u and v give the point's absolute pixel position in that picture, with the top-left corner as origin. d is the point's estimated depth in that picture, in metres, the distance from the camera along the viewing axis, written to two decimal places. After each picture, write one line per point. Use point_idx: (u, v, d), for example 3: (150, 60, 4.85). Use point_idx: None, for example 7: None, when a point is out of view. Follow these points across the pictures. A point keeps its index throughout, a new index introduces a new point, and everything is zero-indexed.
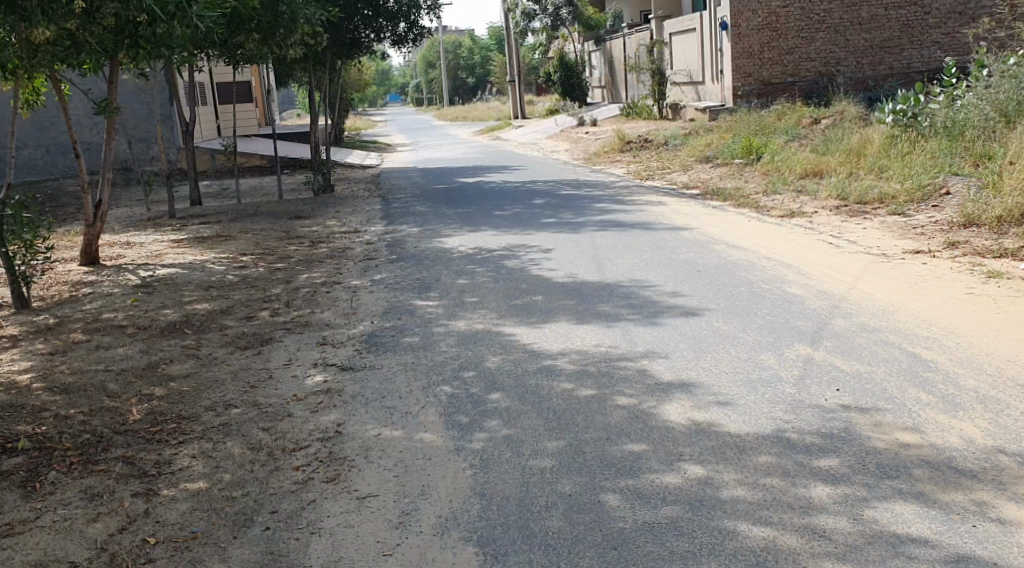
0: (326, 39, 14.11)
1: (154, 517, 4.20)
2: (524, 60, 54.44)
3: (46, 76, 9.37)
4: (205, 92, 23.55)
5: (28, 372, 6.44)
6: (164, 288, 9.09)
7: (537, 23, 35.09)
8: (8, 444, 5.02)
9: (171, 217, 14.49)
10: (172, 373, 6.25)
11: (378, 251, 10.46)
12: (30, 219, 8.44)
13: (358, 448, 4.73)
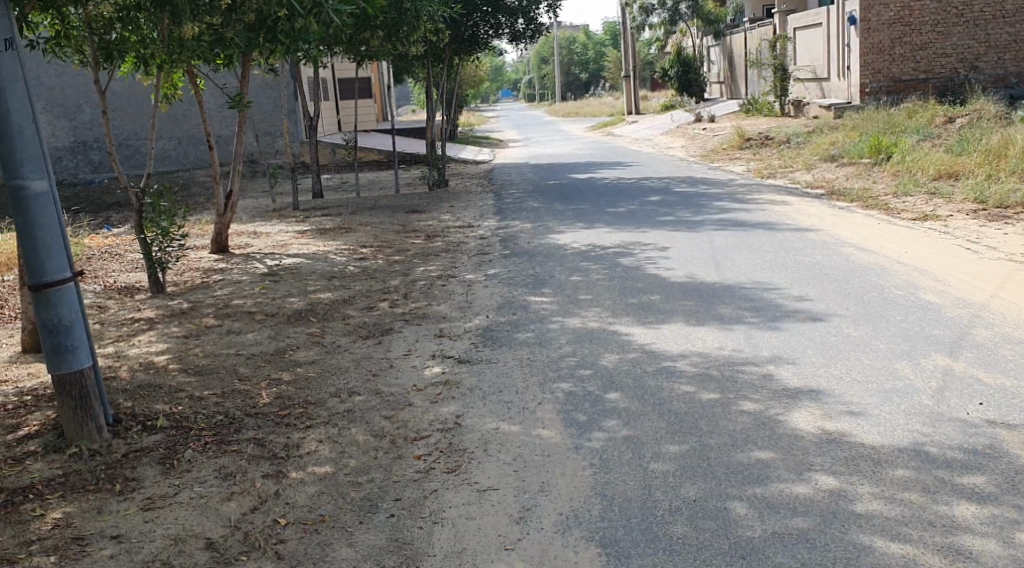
0: (447, 36, 14.24)
1: (284, 499, 4.34)
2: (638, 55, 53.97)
3: (185, 71, 9.71)
4: (327, 88, 24.16)
5: (163, 354, 6.74)
6: (290, 277, 9.38)
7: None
8: (148, 421, 5.26)
9: (294, 208, 14.94)
10: (298, 359, 6.45)
11: (493, 246, 10.55)
12: (168, 208, 8.77)
13: (477, 441, 4.79)
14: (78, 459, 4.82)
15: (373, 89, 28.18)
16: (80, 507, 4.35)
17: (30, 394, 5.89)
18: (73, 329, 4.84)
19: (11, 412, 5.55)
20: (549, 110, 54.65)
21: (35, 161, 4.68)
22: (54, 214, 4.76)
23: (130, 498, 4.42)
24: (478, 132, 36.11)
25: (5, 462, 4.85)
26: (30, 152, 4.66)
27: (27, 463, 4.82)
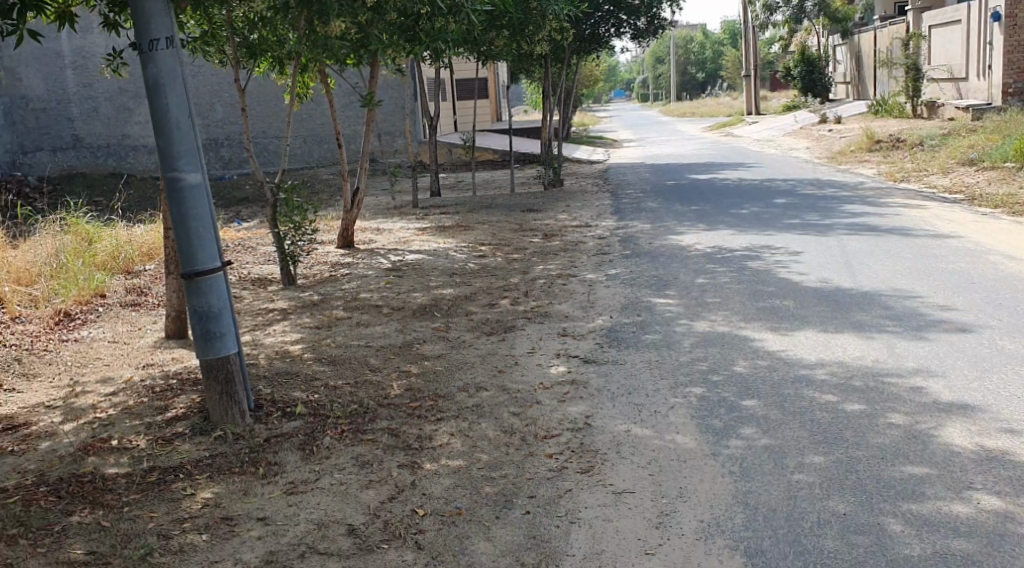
0: (571, 34, 14.17)
1: (421, 489, 4.43)
2: (757, 54, 52.80)
3: (315, 69, 9.93)
4: (447, 87, 24.46)
5: (297, 344, 6.93)
6: (413, 272, 9.53)
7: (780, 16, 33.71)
8: (286, 407, 5.41)
9: (413, 205, 15.18)
10: (425, 352, 6.54)
11: (613, 246, 10.49)
12: (301, 203, 9.02)
13: (610, 442, 4.76)
14: (223, 442, 5.01)
15: (490, 88, 28.33)
16: (226, 488, 4.53)
17: (176, 378, 6.15)
18: (222, 316, 5.03)
19: (159, 394, 5.81)
20: (663, 110, 53.89)
21: (191, 154, 4.89)
22: (207, 205, 4.95)
23: (273, 482, 4.57)
24: (592, 132, 35.93)
25: (155, 441, 5.09)
26: (186, 144, 4.87)
27: (176, 444, 5.04)
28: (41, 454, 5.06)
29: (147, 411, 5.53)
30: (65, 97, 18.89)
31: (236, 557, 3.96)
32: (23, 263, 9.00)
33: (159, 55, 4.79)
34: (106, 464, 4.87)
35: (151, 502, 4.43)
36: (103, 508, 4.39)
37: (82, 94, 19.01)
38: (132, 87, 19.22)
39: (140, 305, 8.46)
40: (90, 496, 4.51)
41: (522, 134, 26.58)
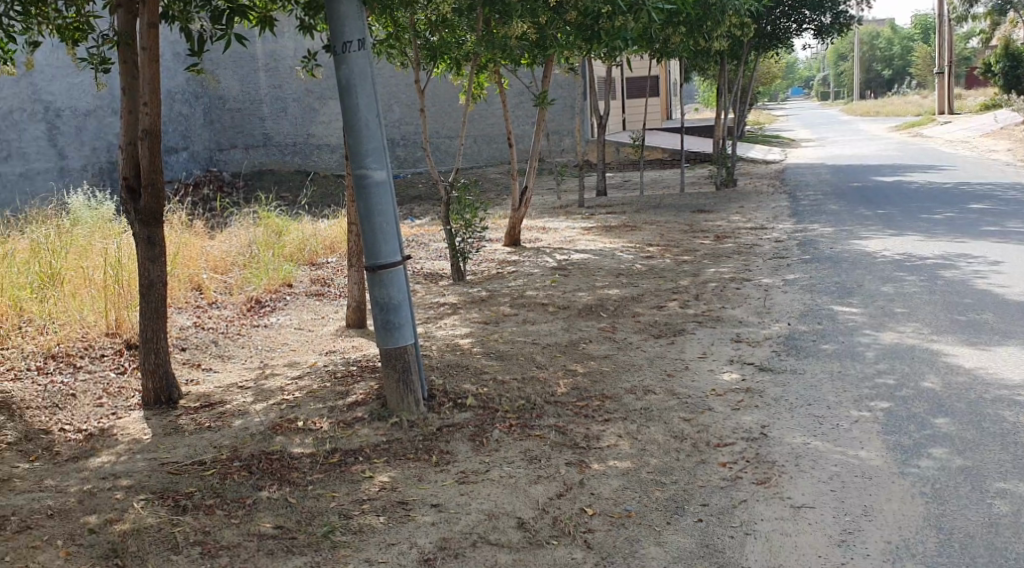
0: (752, 31, 13.81)
1: (590, 488, 4.42)
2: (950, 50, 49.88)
3: (491, 70, 10.06)
4: (619, 86, 24.35)
5: (466, 338, 7.03)
6: (580, 271, 9.53)
7: (979, 9, 31.64)
8: (458, 397, 5.50)
9: (581, 204, 15.19)
10: (592, 352, 6.52)
11: (789, 250, 10.15)
12: (472, 201, 9.15)
13: (787, 454, 4.59)
14: (399, 428, 5.15)
15: (663, 87, 27.99)
16: (402, 473, 4.67)
17: (355, 364, 6.38)
18: (401, 308, 5.16)
19: (340, 380, 6.04)
20: (844, 108, 51.76)
21: (377, 153, 5.04)
22: (391, 202, 5.09)
23: (446, 470, 4.68)
24: (768, 131, 34.82)
25: (337, 424, 5.29)
26: (374, 142, 5.03)
27: (355, 428, 5.22)
28: (235, 431, 5.36)
29: (329, 395, 5.76)
30: (257, 98, 19.86)
31: (411, 540, 4.07)
32: (219, 253, 9.53)
33: (351, 57, 4.96)
34: (292, 443, 5.10)
35: (333, 482, 4.62)
36: (290, 485, 4.61)
37: (273, 95, 19.94)
38: (320, 89, 20.08)
39: (323, 295, 8.82)
40: (279, 473, 4.74)
41: (694, 134, 26.15)
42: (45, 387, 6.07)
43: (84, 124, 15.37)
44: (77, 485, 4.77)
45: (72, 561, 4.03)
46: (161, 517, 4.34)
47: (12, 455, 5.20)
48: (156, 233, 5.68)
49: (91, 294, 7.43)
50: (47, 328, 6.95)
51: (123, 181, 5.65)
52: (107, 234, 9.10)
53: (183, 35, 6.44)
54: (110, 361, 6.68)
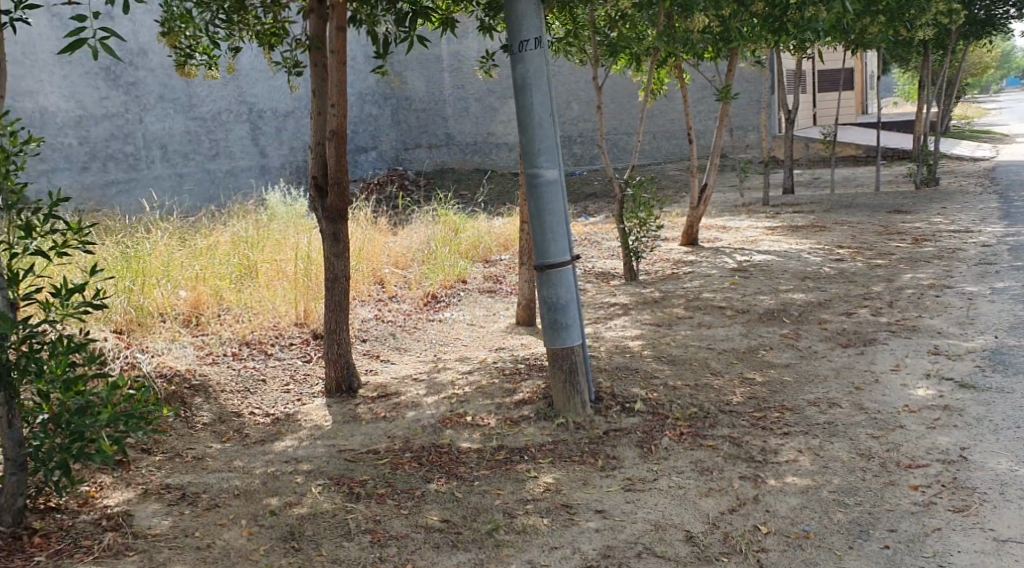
0: (962, 17, 12.84)
1: (765, 506, 4.14)
2: None
3: (672, 65, 9.79)
4: (809, 81, 23.37)
5: (637, 341, 6.82)
6: (761, 274, 9.11)
7: None
8: (626, 401, 5.29)
9: (765, 203, 14.62)
10: (772, 360, 6.17)
11: (997, 255, 9.36)
12: (647, 199, 8.91)
13: (990, 481, 4.17)
14: (566, 430, 5.01)
15: (858, 80, 26.65)
16: (568, 475, 4.53)
17: (524, 362, 6.28)
18: (569, 308, 5.02)
19: (509, 377, 5.96)
20: None
21: (550, 150, 4.91)
22: (563, 201, 4.96)
23: (612, 475, 4.51)
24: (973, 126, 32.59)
25: (504, 422, 5.21)
26: (546, 141, 4.90)
27: (522, 426, 5.12)
28: (407, 422, 5.37)
29: (497, 392, 5.69)
30: (441, 98, 20.19)
31: (574, 546, 3.94)
32: (400, 248, 9.63)
33: (527, 55, 4.85)
34: (460, 438, 5.05)
35: (498, 479, 4.53)
36: (457, 479, 4.56)
37: (456, 94, 20.22)
38: (500, 88, 20.24)
39: (497, 292, 8.80)
40: (447, 467, 4.70)
41: (890, 129, 24.77)
42: (239, 372, 6.27)
43: (283, 124, 15.85)
44: (262, 467, 4.89)
45: (253, 541, 4.11)
46: (336, 503, 4.39)
47: (207, 435, 5.40)
48: (341, 230, 5.75)
49: (283, 287, 7.66)
50: (243, 317, 7.11)
51: (311, 179, 5.72)
52: (299, 228, 9.34)
53: (369, 38, 6.50)
54: (297, 350, 6.84)
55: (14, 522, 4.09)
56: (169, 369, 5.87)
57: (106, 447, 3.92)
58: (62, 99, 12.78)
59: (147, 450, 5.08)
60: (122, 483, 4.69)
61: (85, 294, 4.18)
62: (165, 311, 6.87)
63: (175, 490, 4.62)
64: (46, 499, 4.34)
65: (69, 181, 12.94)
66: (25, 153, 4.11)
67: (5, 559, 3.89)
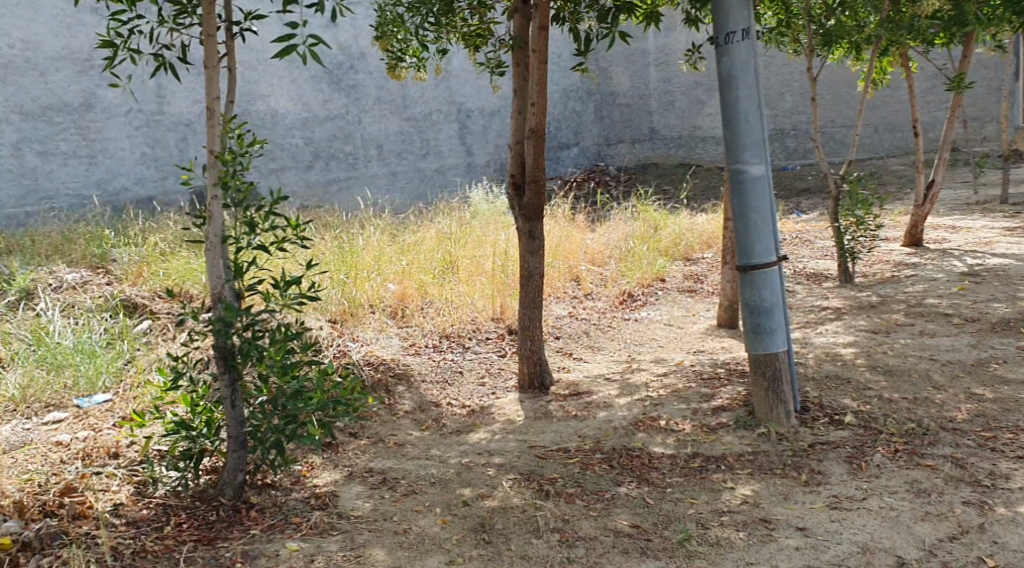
0: None
1: (992, 536, 3.78)
2: None
3: (899, 53, 9.12)
4: None
5: (849, 348, 6.36)
6: (995, 279, 8.35)
7: None
8: (836, 413, 4.95)
9: (1000, 202, 13.45)
10: (1005, 375, 5.60)
11: None
12: (866, 196, 8.35)
13: None
14: (767, 441, 4.72)
15: None
16: (767, 488, 4.26)
17: (723, 366, 5.99)
18: (773, 313, 4.73)
19: (707, 382, 5.70)
20: None
21: (757, 145, 4.64)
22: (770, 199, 4.68)
23: (816, 491, 4.20)
24: None
25: (699, 428, 4.97)
26: (753, 136, 4.63)
27: (719, 434, 4.87)
28: (599, 423, 5.22)
29: (695, 397, 5.44)
30: (646, 92, 17.94)
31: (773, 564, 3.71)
32: (598, 246, 9.47)
33: (734, 48, 4.59)
34: (653, 443, 4.86)
35: (693, 488, 4.33)
36: (648, 485, 4.39)
37: (662, 89, 17.83)
38: None
39: (697, 292, 8.49)
40: (638, 471, 4.54)
41: None
42: (438, 363, 6.33)
43: (491, 123, 14.05)
44: (457, 458, 4.88)
45: (447, 530, 4.11)
46: (526, 498, 4.33)
47: (408, 422, 5.47)
48: (537, 227, 5.64)
49: (481, 281, 7.66)
50: (443, 310, 7.17)
51: (510, 177, 5.69)
52: (499, 225, 9.28)
53: (571, 35, 6.36)
54: (493, 344, 6.83)
55: (236, 496, 4.26)
56: (376, 358, 6.00)
57: (316, 430, 4.10)
58: (292, 101, 12.01)
59: (354, 434, 5.20)
60: (331, 463, 4.79)
61: (300, 287, 4.29)
62: (374, 303, 7.05)
63: (378, 474, 4.68)
64: (264, 474, 4.44)
65: (295, 180, 12.15)
66: (252, 154, 4.15)
67: (225, 530, 4.05)
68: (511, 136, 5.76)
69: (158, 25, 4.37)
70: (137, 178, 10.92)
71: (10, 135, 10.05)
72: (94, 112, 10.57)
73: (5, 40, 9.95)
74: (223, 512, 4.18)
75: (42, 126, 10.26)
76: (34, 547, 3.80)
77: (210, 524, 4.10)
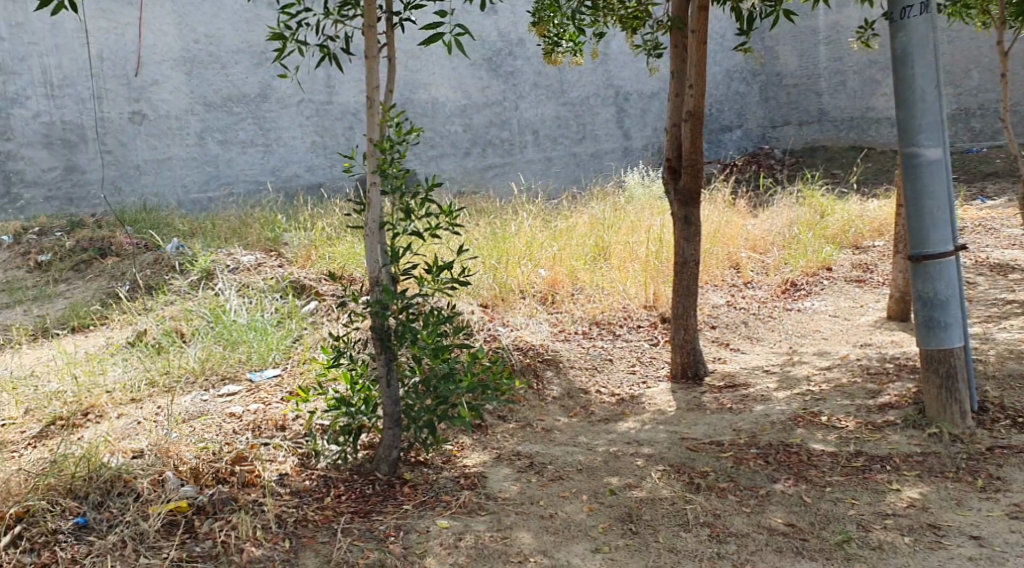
0: None
1: None
2: None
3: None
4: None
5: None
6: None
7: None
8: (1018, 415, 4.64)
9: None
10: None
11: None
12: None
13: None
14: (938, 442, 4.46)
15: None
16: (938, 492, 4.09)
17: (893, 362, 5.65)
18: (949, 306, 4.44)
19: (873, 376, 5.43)
20: None
21: (934, 126, 4.35)
22: (947, 184, 4.38)
23: (994, 498, 4.02)
24: None
25: (865, 426, 4.73)
26: (929, 117, 4.35)
27: (885, 433, 4.63)
28: (756, 416, 5.04)
29: (860, 392, 5.19)
30: (815, 72, 14.35)
31: None
32: (760, 231, 8.97)
33: (911, 23, 4.32)
34: (813, 439, 4.66)
35: (854, 488, 4.17)
36: (806, 482, 4.24)
37: (832, 68, 14.30)
38: None
39: (866, 283, 8.07)
40: (796, 468, 4.37)
41: None
42: (588, 350, 6.25)
43: (650, 107, 13.61)
44: (605, 447, 4.79)
45: (593, 518, 4.07)
46: (675, 491, 4.23)
47: (555, 408, 5.42)
48: (694, 212, 5.48)
49: (635, 268, 7.53)
50: (595, 297, 7.08)
51: (665, 161, 5.54)
52: (654, 210, 9.08)
53: (733, 15, 6.13)
54: (645, 332, 6.72)
55: (391, 471, 4.33)
56: (525, 344, 5.95)
57: (467, 412, 4.13)
58: (451, 90, 12.16)
59: (502, 417, 5.18)
60: (480, 445, 4.80)
61: (453, 272, 4.30)
62: (525, 288, 7.03)
63: (525, 458, 4.66)
64: (416, 452, 4.51)
65: (453, 166, 12.28)
66: (409, 142, 4.17)
67: (380, 504, 4.13)
68: (668, 120, 5.62)
69: (324, 18, 4.45)
70: (307, 165, 11.24)
71: (196, 125, 10.60)
72: (269, 103, 10.95)
73: (190, 35, 10.49)
74: (378, 487, 4.25)
75: (223, 116, 10.74)
76: (207, 511, 3.94)
77: (366, 497, 4.17)
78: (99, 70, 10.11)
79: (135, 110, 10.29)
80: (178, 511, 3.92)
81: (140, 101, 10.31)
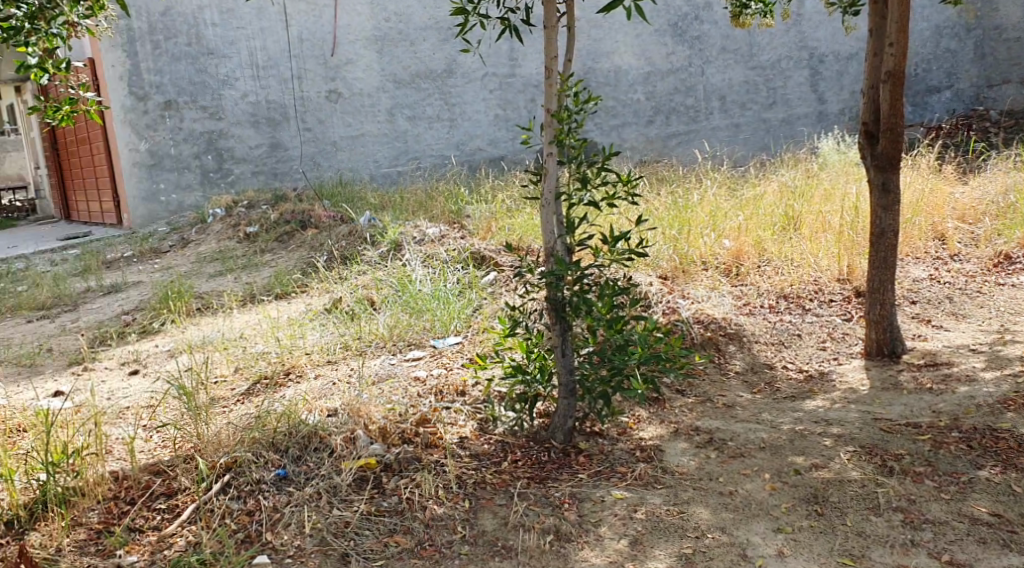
0: None
1: None
2: None
3: None
4: None
5: None
6: None
7: None
8: None
9: None
10: None
11: None
12: None
13: None
14: None
15: None
16: None
17: None
18: None
19: None
20: None
21: None
22: None
23: None
24: None
25: None
26: None
27: None
28: (960, 398, 4.72)
29: None
30: None
31: None
32: (970, 198, 8.33)
33: None
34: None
35: None
36: (1016, 470, 3.98)
37: None
38: None
39: None
40: (1005, 455, 4.09)
41: None
42: (775, 324, 6.01)
43: (847, 68, 12.78)
44: (791, 425, 4.58)
45: (776, 496, 3.94)
46: (866, 473, 4.03)
47: (737, 384, 5.25)
48: (892, 178, 5.16)
49: (827, 238, 7.16)
50: (783, 269, 6.80)
51: (862, 126, 5.24)
52: (851, 177, 8.60)
53: None
54: (838, 307, 6.41)
55: (566, 440, 4.30)
56: (706, 316, 5.77)
57: (642, 384, 4.06)
58: (635, 57, 11.97)
59: (681, 391, 5.05)
60: (657, 418, 4.68)
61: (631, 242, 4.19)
62: (707, 260, 6.84)
63: (704, 433, 4.51)
64: (592, 423, 4.44)
65: (635, 134, 12.15)
66: (587, 111, 4.09)
67: (555, 472, 4.12)
68: (865, 82, 5.28)
69: None
70: (490, 138, 11.38)
71: (387, 102, 10.91)
72: (455, 78, 11.11)
73: (381, 14, 10.74)
74: (554, 454, 4.24)
75: (412, 93, 11.00)
76: (394, 469, 4.04)
77: (542, 464, 4.17)
78: (300, 51, 10.52)
79: (332, 89, 10.68)
80: (367, 467, 4.02)
81: (336, 80, 10.69)
